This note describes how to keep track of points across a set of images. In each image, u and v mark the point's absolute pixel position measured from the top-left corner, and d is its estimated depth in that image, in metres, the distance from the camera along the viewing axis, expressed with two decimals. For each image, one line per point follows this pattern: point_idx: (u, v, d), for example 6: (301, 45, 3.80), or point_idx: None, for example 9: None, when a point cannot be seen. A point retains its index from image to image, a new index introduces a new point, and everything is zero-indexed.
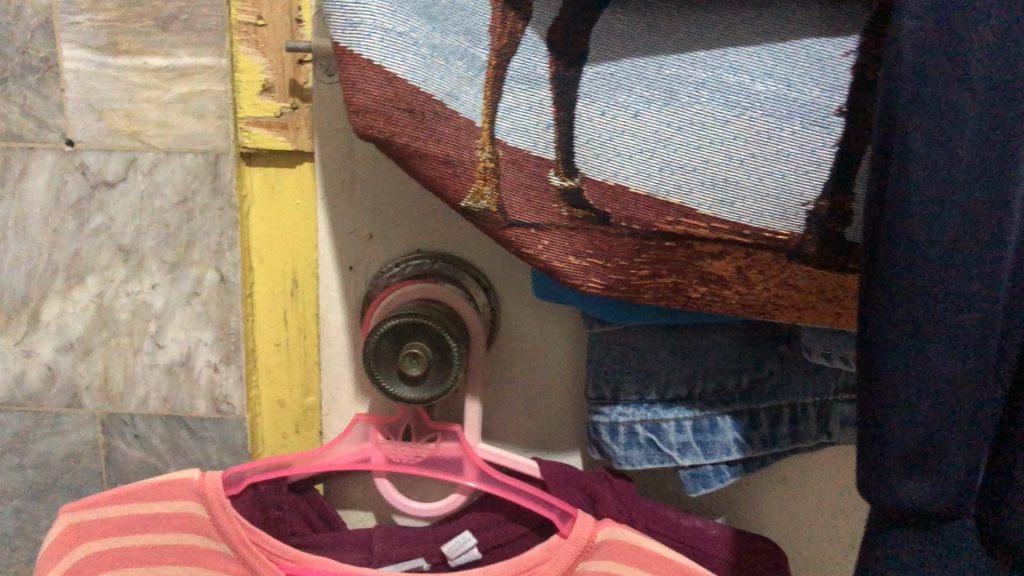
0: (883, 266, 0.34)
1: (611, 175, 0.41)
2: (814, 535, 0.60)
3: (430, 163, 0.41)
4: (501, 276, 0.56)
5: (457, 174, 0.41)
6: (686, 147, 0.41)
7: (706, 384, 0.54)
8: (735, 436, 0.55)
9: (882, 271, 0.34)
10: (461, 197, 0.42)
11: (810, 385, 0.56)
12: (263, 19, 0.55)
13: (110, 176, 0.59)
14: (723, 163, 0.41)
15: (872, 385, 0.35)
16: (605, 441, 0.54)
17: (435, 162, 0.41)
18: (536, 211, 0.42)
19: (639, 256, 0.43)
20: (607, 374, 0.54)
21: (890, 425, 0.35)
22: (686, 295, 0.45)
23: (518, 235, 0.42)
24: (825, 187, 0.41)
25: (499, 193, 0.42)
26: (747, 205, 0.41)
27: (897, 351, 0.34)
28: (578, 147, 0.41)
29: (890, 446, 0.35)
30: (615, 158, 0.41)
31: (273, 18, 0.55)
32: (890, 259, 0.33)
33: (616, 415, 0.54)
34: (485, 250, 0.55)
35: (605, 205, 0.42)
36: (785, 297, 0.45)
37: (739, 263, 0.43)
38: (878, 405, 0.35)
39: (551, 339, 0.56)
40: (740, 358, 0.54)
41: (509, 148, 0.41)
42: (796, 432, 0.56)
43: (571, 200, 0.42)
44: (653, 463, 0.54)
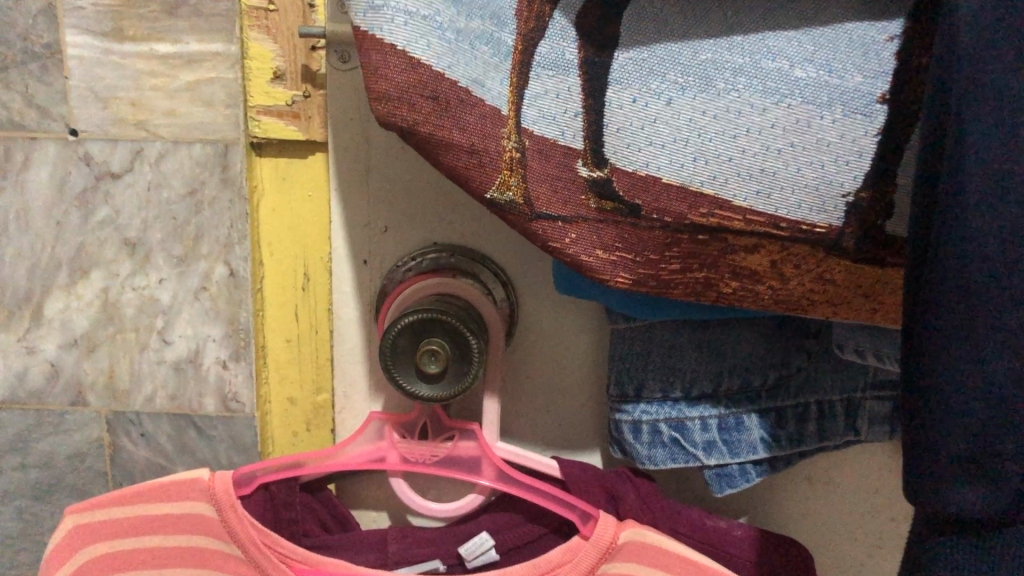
0: (936, 259, 0.32)
1: (643, 166, 0.40)
2: (835, 536, 0.59)
3: (455, 153, 0.39)
4: (520, 270, 0.54)
5: (483, 164, 0.39)
6: (721, 136, 0.39)
7: (733, 380, 0.53)
8: (762, 434, 0.53)
9: (935, 263, 0.32)
10: (486, 188, 0.40)
11: (837, 381, 0.54)
12: (275, 3, 0.54)
13: (115, 167, 0.57)
14: (761, 152, 0.39)
15: (924, 385, 0.33)
16: (627, 440, 0.53)
17: (461, 151, 0.39)
18: (564, 203, 0.40)
19: (670, 250, 0.41)
20: (631, 371, 0.52)
21: (941, 430, 0.33)
22: (717, 290, 0.44)
23: (544, 227, 0.41)
24: (867, 177, 0.39)
25: (525, 184, 0.40)
26: (784, 197, 0.40)
27: (953, 348, 0.32)
28: (608, 136, 0.40)
29: (944, 450, 0.33)
30: (647, 148, 0.39)
31: (285, 2, 0.54)
32: (946, 252, 0.32)
33: (639, 412, 0.52)
34: (504, 243, 0.53)
35: (636, 196, 0.40)
36: (820, 292, 0.43)
37: (774, 257, 0.42)
38: (931, 405, 0.33)
39: (572, 334, 0.55)
40: (767, 354, 0.53)
41: (536, 137, 0.40)
42: (823, 429, 0.55)
43: (601, 192, 0.40)
44: (678, 462, 0.53)
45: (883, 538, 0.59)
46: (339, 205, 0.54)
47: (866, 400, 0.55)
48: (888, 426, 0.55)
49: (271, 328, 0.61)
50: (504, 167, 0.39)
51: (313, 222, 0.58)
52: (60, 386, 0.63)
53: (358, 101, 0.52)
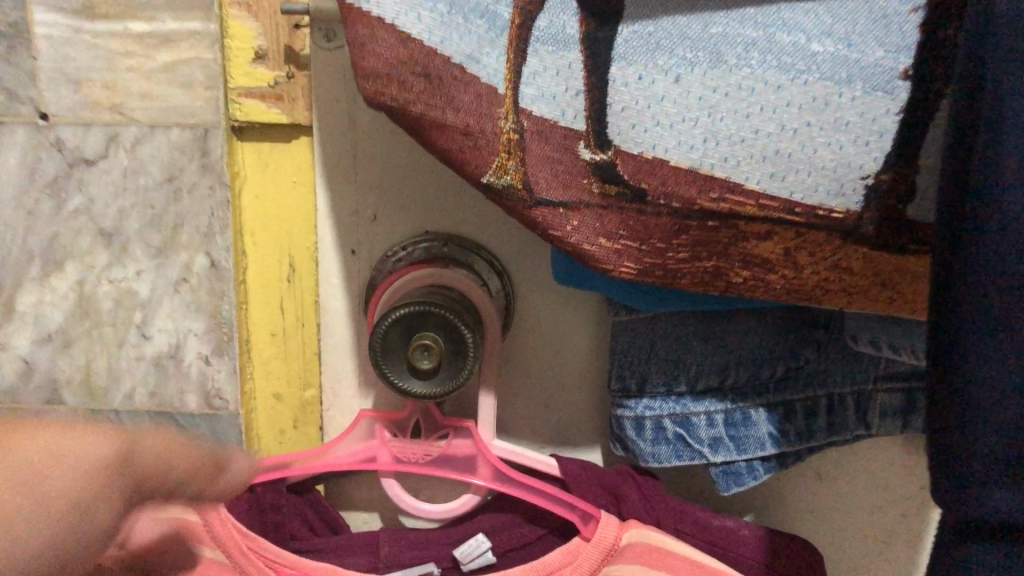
0: (969, 244, 0.30)
1: (649, 148, 0.37)
2: (845, 534, 0.57)
3: (449, 135, 0.36)
4: (516, 259, 0.51)
5: (479, 147, 0.37)
6: (733, 115, 0.36)
7: (740, 374, 0.50)
8: (770, 429, 0.51)
9: (968, 249, 0.30)
10: (483, 172, 0.37)
11: (846, 373, 0.52)
12: None
13: (90, 153, 0.55)
14: (775, 133, 0.36)
15: (955, 381, 0.31)
16: (630, 437, 0.50)
17: (455, 134, 0.36)
18: (564, 188, 0.38)
19: (678, 238, 0.39)
20: (633, 364, 0.50)
21: (975, 429, 0.30)
22: (726, 279, 0.41)
23: (544, 214, 0.38)
24: (888, 158, 0.37)
25: (524, 168, 0.37)
26: (800, 180, 0.37)
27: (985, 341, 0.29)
28: (612, 116, 0.37)
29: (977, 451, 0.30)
30: (655, 128, 0.37)
31: None
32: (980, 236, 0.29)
33: (642, 408, 0.50)
34: (499, 230, 0.51)
35: (641, 179, 0.38)
36: (836, 281, 0.41)
37: (788, 244, 0.39)
38: (962, 404, 0.31)
39: (570, 326, 0.52)
40: (777, 346, 0.50)
41: (534, 118, 0.37)
42: (833, 423, 0.52)
43: (604, 175, 0.38)
44: (682, 460, 0.50)
45: (893, 535, 0.57)
46: (326, 192, 0.51)
47: (878, 392, 0.53)
48: (900, 420, 0.53)
49: (255, 323, 0.58)
50: (501, 149, 0.37)
51: (296, 209, 0.55)
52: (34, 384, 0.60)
53: (344, 82, 0.49)
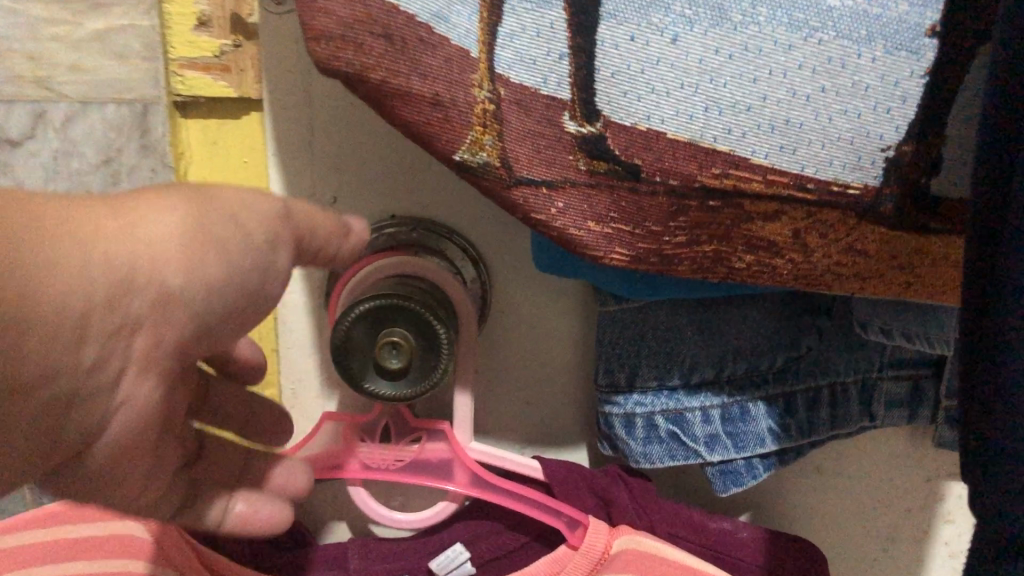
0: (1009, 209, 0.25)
1: (643, 118, 0.33)
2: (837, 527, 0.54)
3: (415, 105, 0.32)
4: (494, 246, 0.47)
5: (450, 120, 0.32)
6: (738, 80, 0.32)
7: (738, 366, 0.46)
8: (769, 424, 0.47)
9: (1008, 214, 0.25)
10: (454, 149, 0.33)
11: (849, 361, 0.49)
12: None
13: (15, 133, 0.51)
14: (785, 100, 0.32)
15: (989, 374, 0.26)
16: (620, 436, 0.46)
17: (422, 104, 0.32)
18: (549, 165, 0.34)
19: (675, 220, 0.35)
20: (622, 357, 0.46)
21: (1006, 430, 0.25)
22: (728, 266, 0.37)
23: (526, 196, 0.34)
24: (909, 127, 0.33)
25: (502, 144, 0.33)
26: (812, 152, 0.33)
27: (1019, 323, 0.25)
28: (600, 83, 0.32)
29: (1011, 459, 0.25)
30: (650, 96, 0.32)
31: None
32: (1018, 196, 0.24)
33: (632, 405, 0.46)
34: (473, 213, 0.47)
35: (635, 155, 0.33)
36: (849, 265, 0.37)
37: (798, 225, 0.35)
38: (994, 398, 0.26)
39: (553, 317, 0.48)
40: (774, 333, 0.47)
41: (512, 86, 0.32)
42: (836, 416, 0.49)
43: (593, 151, 0.33)
44: (677, 460, 0.46)
45: (897, 530, 0.54)
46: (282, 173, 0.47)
47: (882, 380, 0.49)
48: (906, 411, 0.50)
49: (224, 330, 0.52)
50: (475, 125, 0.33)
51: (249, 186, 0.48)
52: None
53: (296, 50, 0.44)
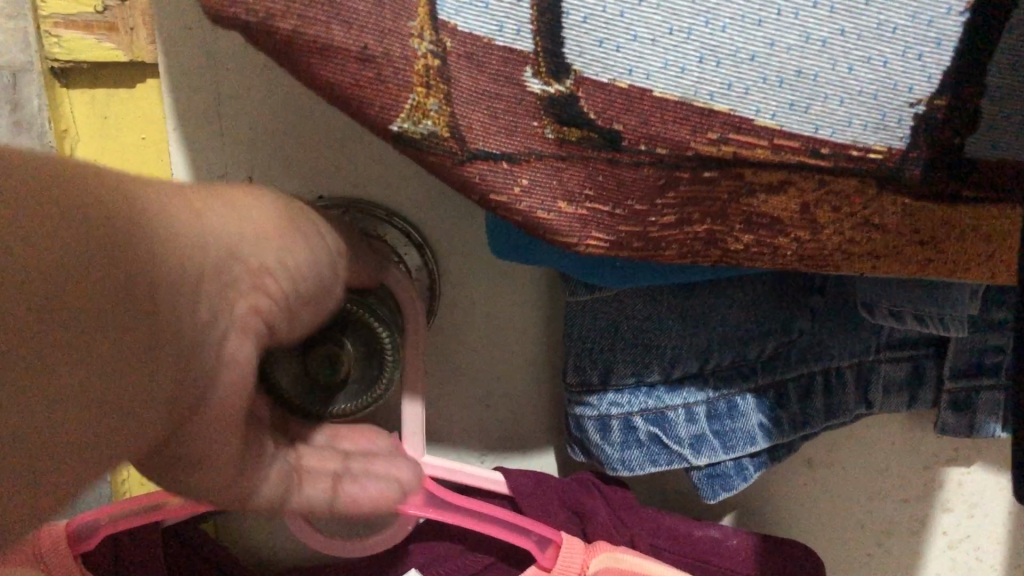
0: None
1: (624, 73, 0.26)
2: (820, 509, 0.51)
3: (340, 63, 0.25)
4: (440, 230, 0.42)
5: (384, 80, 0.25)
6: (739, 23, 0.26)
7: (723, 356, 0.41)
8: (761, 419, 0.42)
9: None
10: (391, 118, 0.26)
11: (842, 344, 0.43)
12: None
13: None
14: (796, 46, 0.26)
15: None
16: (594, 442, 0.40)
17: (349, 60, 0.25)
18: (509, 134, 0.27)
19: (663, 198, 0.29)
20: (594, 351, 0.40)
21: None
22: (723, 248, 0.31)
23: (483, 173, 0.28)
24: (944, 77, 0.27)
25: (450, 108, 0.26)
26: (829, 109, 0.27)
27: None
28: (569, 28, 0.26)
29: None
30: (632, 45, 0.26)
31: None
32: None
33: (607, 406, 0.40)
34: (411, 186, 0.41)
35: (614, 118, 0.27)
36: (862, 242, 0.31)
37: (807, 198, 0.29)
38: None
39: (509, 305, 0.44)
40: (764, 316, 0.41)
41: (460, 36, 0.26)
42: (830, 406, 0.43)
43: (565, 118, 0.27)
44: (658, 465, 0.41)
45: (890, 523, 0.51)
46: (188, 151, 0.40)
47: (880, 363, 0.44)
48: (905, 396, 0.45)
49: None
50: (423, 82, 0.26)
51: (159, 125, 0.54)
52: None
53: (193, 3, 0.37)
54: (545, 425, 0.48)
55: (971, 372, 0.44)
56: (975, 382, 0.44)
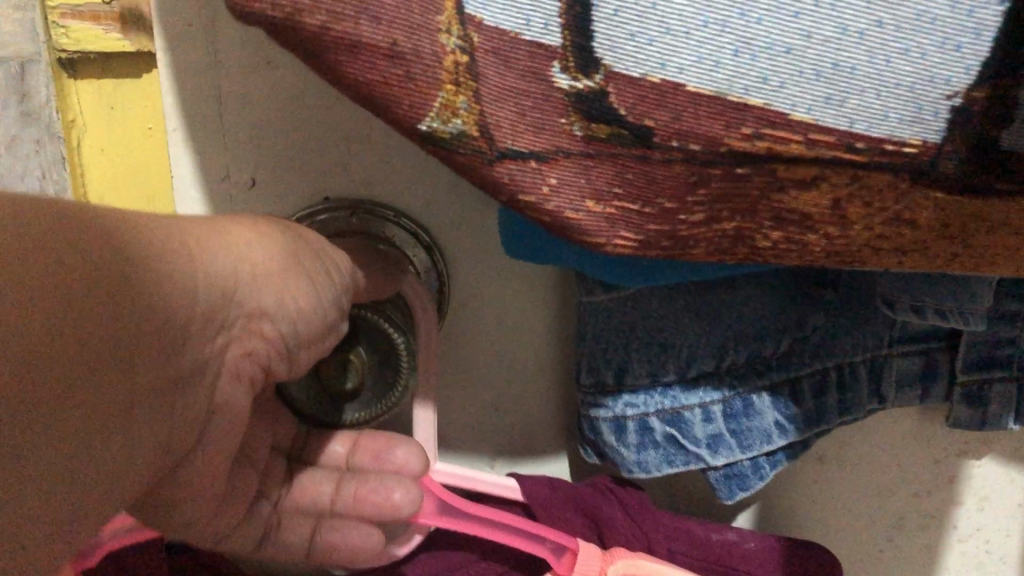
0: None
1: (657, 67, 0.25)
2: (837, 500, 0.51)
3: (368, 60, 0.24)
4: (448, 230, 0.42)
5: (413, 78, 0.25)
6: (776, 15, 0.25)
7: (740, 353, 0.40)
8: (777, 417, 0.41)
9: None
10: (419, 118, 0.26)
11: (852, 340, 0.43)
12: None
13: None
14: (834, 39, 0.25)
15: None
16: (609, 443, 0.40)
17: (377, 58, 0.24)
18: (536, 131, 0.26)
19: (694, 195, 0.28)
20: (608, 351, 0.39)
21: None
22: (750, 246, 0.30)
23: (512, 173, 0.27)
24: (983, 69, 0.26)
25: (479, 106, 0.26)
26: (864, 103, 0.26)
27: None
28: (599, 21, 0.25)
29: None
30: (665, 39, 0.25)
31: None
32: None
33: (623, 407, 0.39)
34: (417, 185, 0.41)
35: (646, 115, 0.26)
36: (892, 237, 0.31)
37: (840, 193, 0.29)
38: None
39: (519, 306, 0.43)
40: (778, 313, 0.40)
41: (486, 31, 0.25)
42: (845, 402, 0.43)
43: (595, 114, 0.26)
44: (676, 467, 0.40)
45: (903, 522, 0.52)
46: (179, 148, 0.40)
47: (893, 357, 0.44)
48: (918, 390, 0.45)
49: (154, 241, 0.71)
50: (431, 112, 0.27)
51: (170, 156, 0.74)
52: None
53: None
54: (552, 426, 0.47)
55: (983, 364, 0.44)
56: (988, 375, 0.44)
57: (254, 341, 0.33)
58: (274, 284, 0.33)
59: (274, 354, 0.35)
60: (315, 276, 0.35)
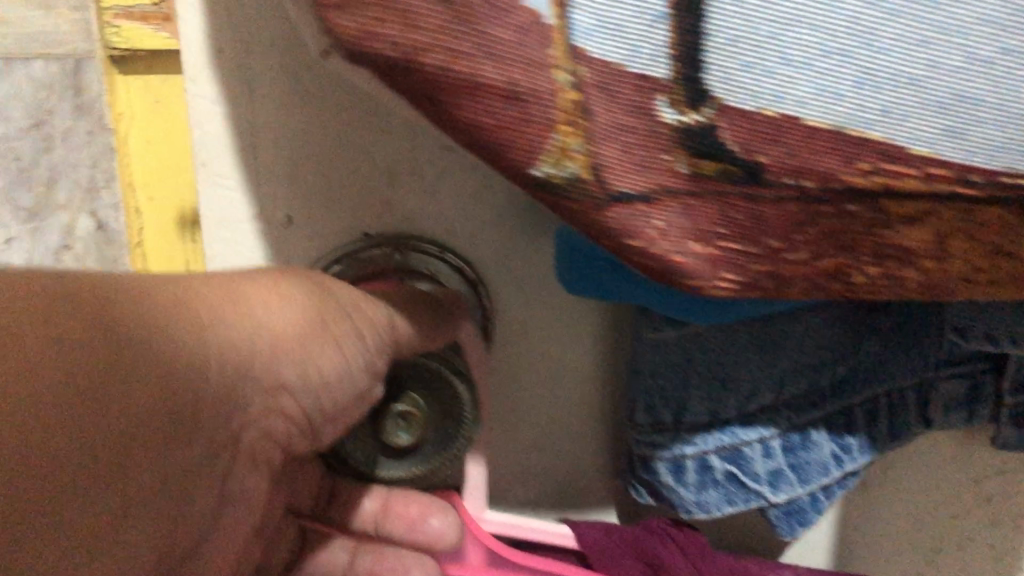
0: None
1: (773, 100, 0.24)
2: None
3: (481, 100, 0.23)
4: (491, 263, 0.47)
5: (528, 118, 0.23)
6: (901, 43, 0.23)
7: (796, 387, 0.40)
8: (833, 449, 0.42)
9: None
10: (532, 161, 0.24)
11: (908, 367, 0.41)
12: None
13: None
14: (959, 67, 0.24)
15: None
16: (669, 485, 0.41)
17: (495, 100, 0.23)
18: (642, 170, 0.24)
19: (803, 235, 0.26)
20: (665, 391, 0.40)
21: None
22: (846, 283, 0.29)
23: (620, 217, 0.25)
24: None
25: (592, 148, 0.24)
26: (985, 134, 0.25)
27: None
28: (714, 51, 0.23)
29: None
30: (786, 71, 0.23)
31: None
32: None
33: (681, 448, 0.41)
34: (460, 207, 0.46)
35: (758, 150, 0.24)
36: (991, 269, 0.29)
37: (945, 227, 0.27)
38: None
39: (563, 339, 0.48)
40: (839, 342, 0.40)
41: (594, 64, 0.23)
42: (897, 428, 0.42)
43: (705, 150, 0.24)
44: (737, 504, 0.41)
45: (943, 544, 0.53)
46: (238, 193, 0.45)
47: (942, 381, 0.42)
48: (967, 412, 0.42)
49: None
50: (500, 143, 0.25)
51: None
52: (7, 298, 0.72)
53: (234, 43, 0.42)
54: (592, 429, 0.50)
55: None
56: None
57: (274, 411, 0.31)
58: (297, 348, 0.30)
59: (300, 423, 0.33)
60: (343, 335, 0.32)
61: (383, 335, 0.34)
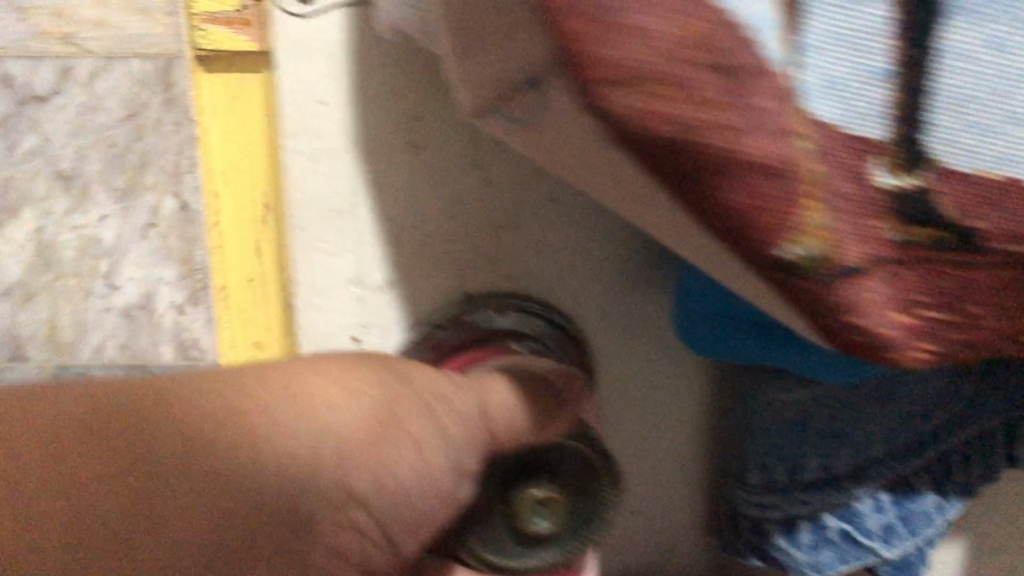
0: None
1: (994, 164, 0.22)
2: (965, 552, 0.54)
3: (737, 182, 0.20)
4: (582, 306, 0.55)
5: (776, 195, 0.20)
6: None
7: (900, 444, 0.44)
8: (936, 500, 0.46)
9: None
10: (772, 242, 0.21)
11: (994, 412, 0.44)
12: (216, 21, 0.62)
13: (42, 90, 0.65)
14: None
15: None
16: (782, 546, 0.46)
17: (751, 174, 0.20)
18: (864, 241, 0.21)
19: (998, 301, 0.24)
20: (785, 453, 0.44)
21: None
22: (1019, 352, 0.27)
23: (840, 292, 0.22)
24: None
25: (830, 221, 0.21)
26: None
27: None
28: (939, 113, 0.22)
29: None
30: (1009, 132, 0.22)
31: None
32: None
33: (799, 508, 0.45)
34: (559, 275, 0.55)
35: (969, 216, 0.22)
36: None
37: None
38: None
39: (661, 386, 0.56)
40: (944, 399, 0.43)
41: (823, 131, 0.21)
42: (986, 470, 0.46)
43: (918, 217, 0.22)
44: (851, 561, 0.46)
45: None
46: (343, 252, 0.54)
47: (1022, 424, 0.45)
48: None
49: (223, 260, 0.68)
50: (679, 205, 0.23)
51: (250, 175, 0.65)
52: (27, 271, 0.69)
53: (354, 138, 0.53)
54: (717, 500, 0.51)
55: None
56: None
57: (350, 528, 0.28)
58: (374, 450, 0.28)
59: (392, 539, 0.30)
60: (420, 433, 0.29)
61: (476, 431, 0.32)
